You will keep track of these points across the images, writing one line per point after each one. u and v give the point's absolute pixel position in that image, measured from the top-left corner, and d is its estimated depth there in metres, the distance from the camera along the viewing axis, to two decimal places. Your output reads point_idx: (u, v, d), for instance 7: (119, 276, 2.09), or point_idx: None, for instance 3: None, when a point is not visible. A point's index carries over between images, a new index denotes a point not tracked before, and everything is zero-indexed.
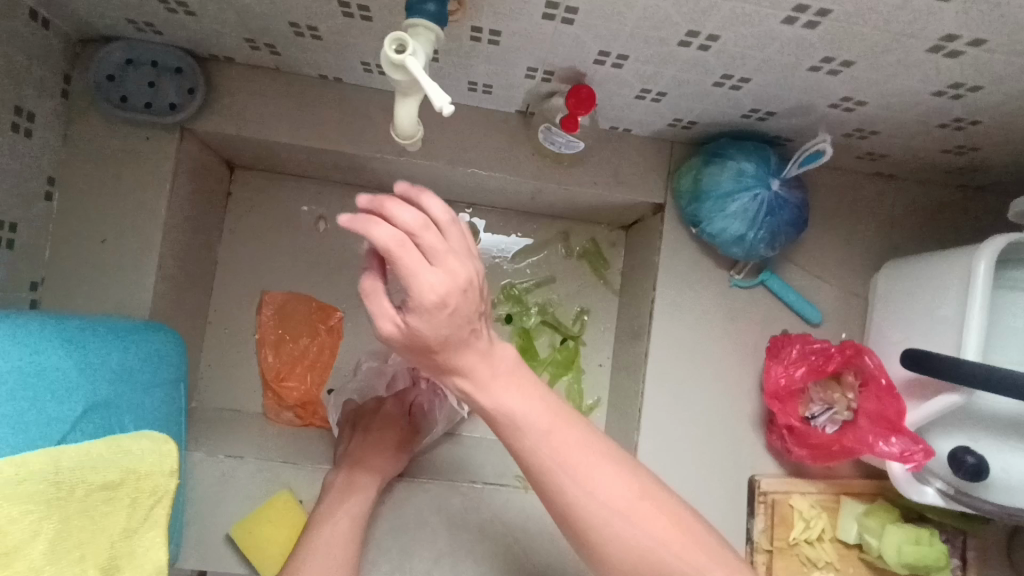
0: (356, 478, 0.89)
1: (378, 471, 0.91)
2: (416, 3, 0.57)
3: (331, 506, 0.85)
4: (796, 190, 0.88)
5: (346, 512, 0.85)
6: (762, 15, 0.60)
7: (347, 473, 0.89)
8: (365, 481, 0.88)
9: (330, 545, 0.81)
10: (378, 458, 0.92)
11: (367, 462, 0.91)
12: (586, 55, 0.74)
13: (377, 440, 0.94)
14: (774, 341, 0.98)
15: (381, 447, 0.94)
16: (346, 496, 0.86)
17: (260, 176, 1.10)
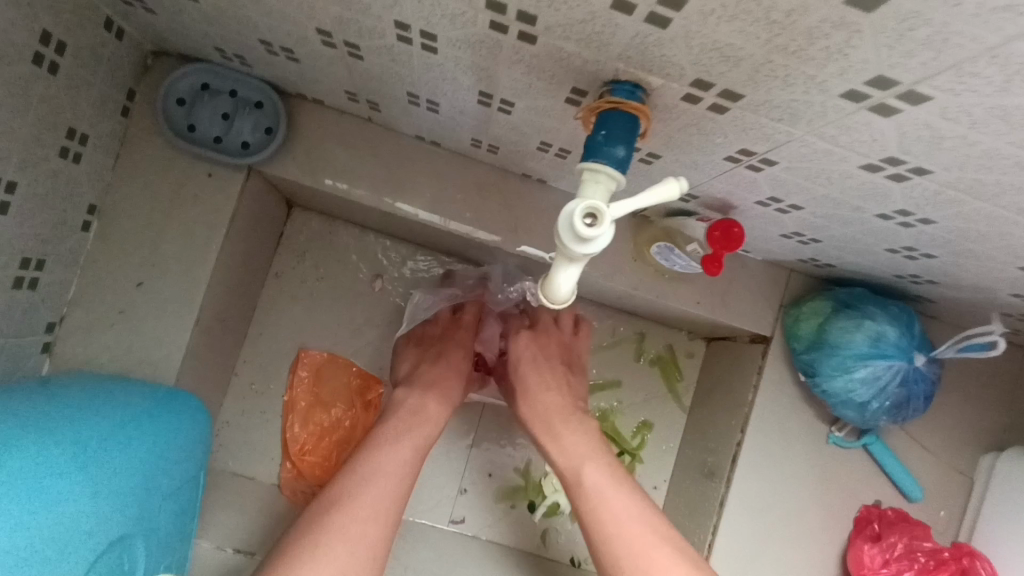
0: (432, 387, 0.85)
1: (451, 391, 0.86)
2: (599, 143, 0.45)
3: (405, 416, 0.80)
4: (935, 364, 0.77)
5: (418, 429, 0.79)
6: (1010, 221, 0.48)
7: (424, 386, 0.85)
8: (443, 399, 0.84)
9: (402, 460, 0.75)
10: (450, 375, 0.88)
11: (442, 372, 0.88)
12: (750, 196, 0.62)
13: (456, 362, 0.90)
14: (868, 517, 0.86)
15: (457, 367, 0.90)
16: (425, 407, 0.82)
17: (321, 220, 0.98)
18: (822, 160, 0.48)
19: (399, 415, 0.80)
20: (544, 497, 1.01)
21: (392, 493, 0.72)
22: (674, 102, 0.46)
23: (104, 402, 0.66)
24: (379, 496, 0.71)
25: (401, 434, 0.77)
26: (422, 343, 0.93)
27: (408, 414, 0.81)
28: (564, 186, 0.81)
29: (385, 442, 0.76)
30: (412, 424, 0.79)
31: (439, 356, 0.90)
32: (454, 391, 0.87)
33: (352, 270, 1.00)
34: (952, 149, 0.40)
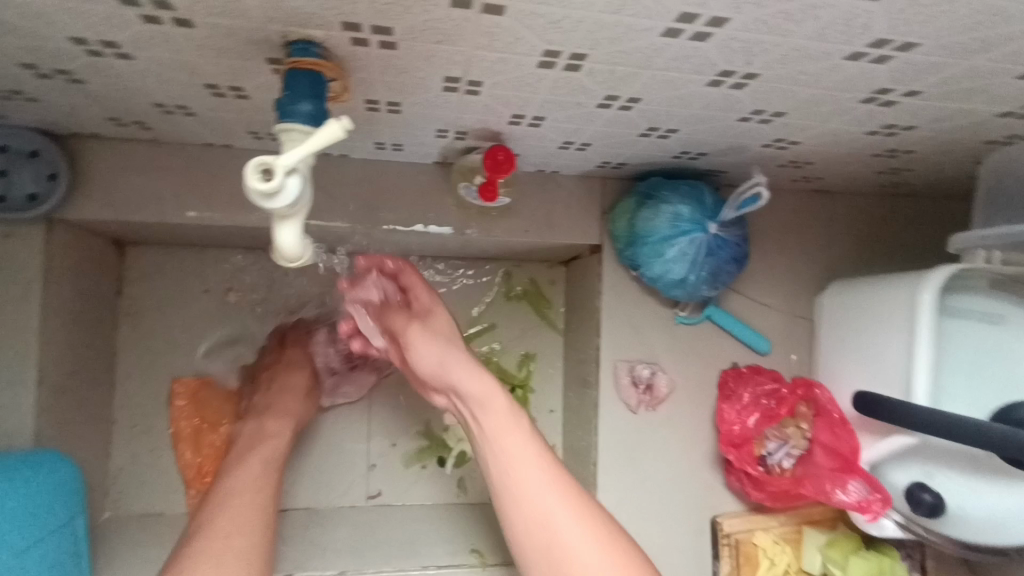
0: (275, 410, 0.89)
1: (285, 436, 0.86)
2: (287, 101, 0.48)
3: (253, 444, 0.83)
4: (734, 227, 0.83)
5: (268, 457, 0.82)
6: (685, 81, 0.53)
7: (268, 420, 0.87)
8: (269, 439, 0.85)
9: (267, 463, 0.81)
10: (285, 413, 0.89)
11: (272, 384, 0.93)
12: (498, 118, 0.66)
13: (280, 407, 0.90)
14: (724, 376, 0.94)
15: (285, 407, 0.90)
16: (270, 429, 0.86)
17: (156, 251, 0.99)
18: (507, 68, 0.52)
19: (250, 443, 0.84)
20: (450, 449, 1.05)
21: (257, 513, 0.74)
22: (351, 48, 0.49)
23: None
24: (221, 514, 0.72)
25: (252, 458, 0.81)
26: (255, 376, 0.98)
27: (253, 452, 0.82)
28: (363, 154, 0.84)
29: (242, 470, 0.79)
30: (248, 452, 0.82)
31: (265, 409, 0.89)
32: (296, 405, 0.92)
33: (203, 291, 1.00)
34: (577, 31, 0.44)
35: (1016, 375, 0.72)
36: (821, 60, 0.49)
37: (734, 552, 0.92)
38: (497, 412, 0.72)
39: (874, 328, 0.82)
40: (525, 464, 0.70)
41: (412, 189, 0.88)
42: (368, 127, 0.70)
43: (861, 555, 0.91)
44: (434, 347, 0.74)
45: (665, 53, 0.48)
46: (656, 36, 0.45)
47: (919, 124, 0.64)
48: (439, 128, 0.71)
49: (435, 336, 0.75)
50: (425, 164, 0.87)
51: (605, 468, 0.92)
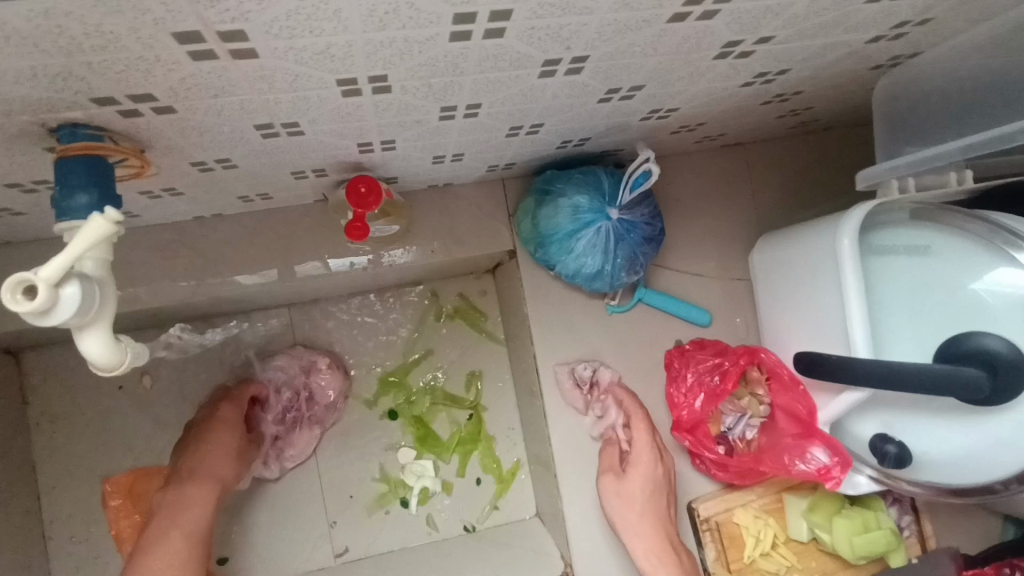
0: (197, 480, 0.75)
1: (210, 507, 0.74)
2: (61, 198, 0.42)
3: (170, 511, 0.71)
4: (640, 206, 0.79)
5: (191, 532, 0.70)
6: (514, 78, 0.48)
7: (193, 486, 0.74)
8: (193, 506, 0.72)
9: (187, 536, 0.69)
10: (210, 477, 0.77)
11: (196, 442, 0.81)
12: (348, 150, 0.61)
13: (206, 471, 0.77)
14: (668, 357, 0.89)
15: (211, 474, 0.77)
16: (193, 497, 0.73)
17: (57, 350, 0.93)
18: (313, 105, 0.47)
19: (171, 511, 0.71)
20: (411, 488, 1.00)
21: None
22: (126, 121, 0.44)
23: None
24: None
25: (169, 532, 0.68)
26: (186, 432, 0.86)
27: (170, 524, 0.69)
28: (238, 209, 0.78)
29: (154, 553, 0.66)
30: (165, 522, 0.69)
31: (190, 473, 0.76)
32: (224, 472, 0.79)
33: (117, 381, 0.94)
34: (356, 56, 0.39)
35: (963, 300, 0.65)
36: (645, 29, 0.44)
37: (717, 536, 0.89)
38: (638, 484, 0.83)
39: (804, 282, 0.78)
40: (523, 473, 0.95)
41: (300, 234, 0.82)
42: (218, 186, 0.65)
43: (845, 514, 0.87)
44: (644, 483, 0.83)
45: (470, 56, 0.43)
46: (446, 43, 0.40)
47: (791, 66, 0.59)
48: (294, 171, 0.65)
49: (637, 462, 0.84)
50: (308, 205, 0.82)
51: (567, 477, 0.88)
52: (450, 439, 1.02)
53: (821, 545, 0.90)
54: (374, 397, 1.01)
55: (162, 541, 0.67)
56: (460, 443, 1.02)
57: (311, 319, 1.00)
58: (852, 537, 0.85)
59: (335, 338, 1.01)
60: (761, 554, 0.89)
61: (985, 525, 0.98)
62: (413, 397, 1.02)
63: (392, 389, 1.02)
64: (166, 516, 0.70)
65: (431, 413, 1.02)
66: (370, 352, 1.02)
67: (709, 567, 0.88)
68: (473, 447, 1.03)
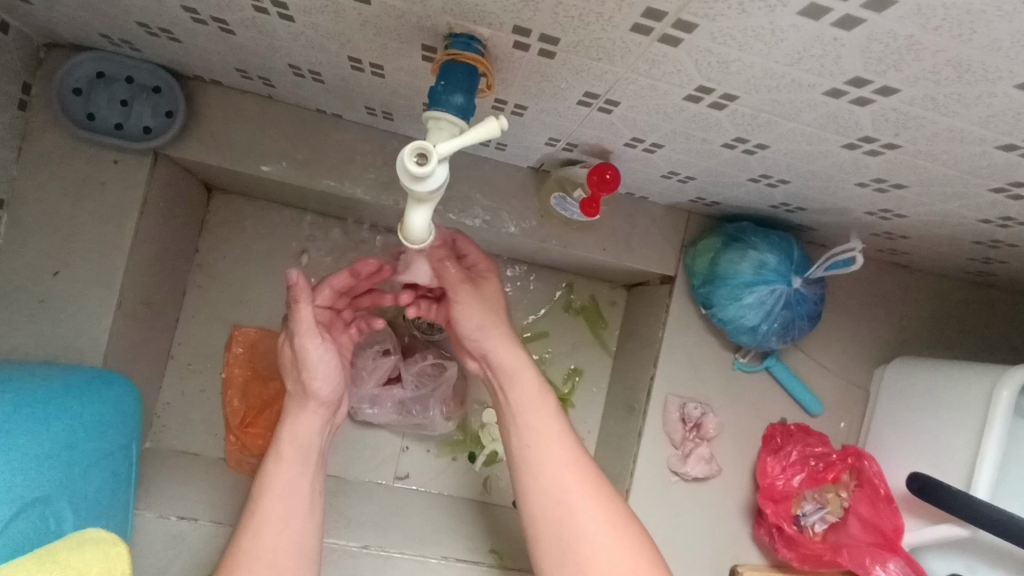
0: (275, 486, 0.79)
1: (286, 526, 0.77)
2: (442, 91, 0.49)
3: (255, 542, 0.75)
4: (816, 285, 0.83)
5: (276, 551, 0.75)
6: (822, 137, 0.54)
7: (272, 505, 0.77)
8: (298, 552, 0.76)
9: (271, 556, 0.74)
10: (287, 498, 0.78)
11: (282, 454, 0.81)
12: (616, 139, 0.67)
13: (280, 490, 0.79)
14: (771, 430, 0.94)
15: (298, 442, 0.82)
16: (272, 535, 0.75)
17: (241, 202, 1.02)
18: (651, 94, 0.53)
19: (244, 544, 0.75)
20: (483, 446, 1.05)
21: None
22: (510, 51, 0.51)
23: (50, 375, 0.70)
24: None
25: (255, 565, 0.73)
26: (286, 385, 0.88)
27: None
28: (465, 146, 0.85)
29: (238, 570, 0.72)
30: (260, 552, 0.74)
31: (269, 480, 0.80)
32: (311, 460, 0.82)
33: (278, 249, 1.03)
34: (739, 74, 0.45)
35: None
36: (972, 144, 0.49)
37: None
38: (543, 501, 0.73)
39: (937, 411, 0.82)
40: (551, 440, 0.75)
41: (502, 189, 0.89)
42: None
43: None
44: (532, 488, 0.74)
45: (817, 109, 0.48)
46: (816, 93, 0.45)
47: None
48: (552, 137, 0.71)
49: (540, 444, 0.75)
50: (521, 167, 0.88)
51: (638, 495, 0.92)
52: None
53: None
54: None
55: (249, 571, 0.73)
56: None
57: None
58: None
59: None
60: None
61: None
62: None
63: None
64: (258, 535, 0.75)
65: None
66: None
67: None
68: None
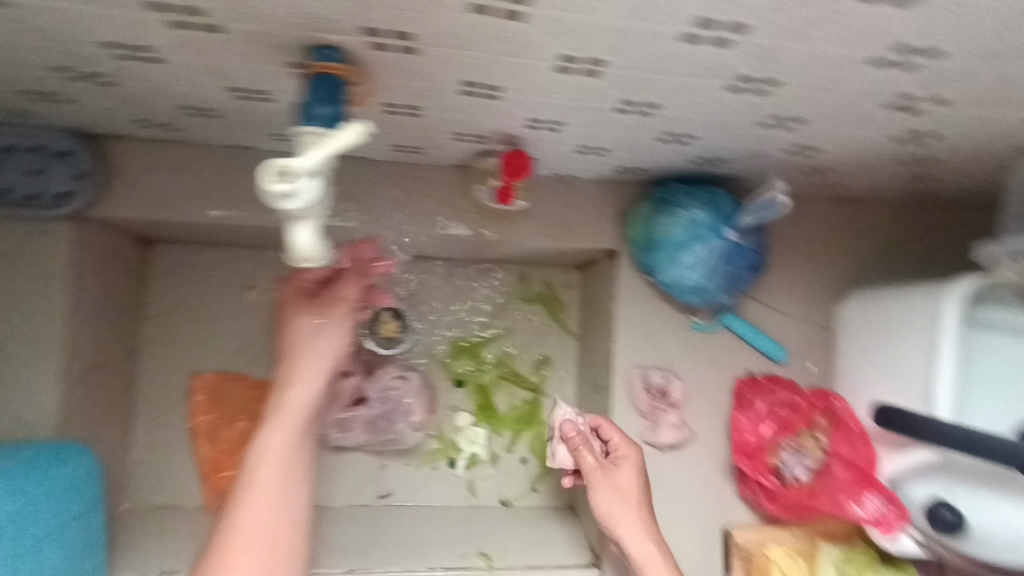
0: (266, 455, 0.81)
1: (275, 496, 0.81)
2: (306, 106, 0.49)
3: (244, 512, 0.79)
4: (751, 234, 0.83)
5: (263, 522, 0.79)
6: (705, 86, 0.53)
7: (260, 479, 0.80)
8: (287, 518, 0.81)
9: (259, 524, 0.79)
10: (277, 468, 0.81)
11: (279, 419, 0.82)
12: (516, 122, 0.66)
13: (271, 459, 0.81)
14: (739, 386, 0.93)
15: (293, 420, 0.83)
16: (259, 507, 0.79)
17: (177, 249, 1.01)
18: (525, 72, 0.52)
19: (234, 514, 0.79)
20: (461, 451, 1.06)
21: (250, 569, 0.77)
22: (371, 53, 0.50)
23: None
24: None
25: (244, 534, 0.78)
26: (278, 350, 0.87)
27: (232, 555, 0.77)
28: (382, 155, 0.84)
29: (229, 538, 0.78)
30: (251, 521, 0.78)
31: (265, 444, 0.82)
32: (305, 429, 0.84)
33: (222, 289, 1.02)
34: (595, 37, 0.44)
35: None
36: (847, 67, 0.48)
37: (746, 563, 0.91)
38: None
39: (893, 338, 0.81)
40: (642, 540, 0.81)
41: (429, 191, 0.88)
42: (388, 129, 0.70)
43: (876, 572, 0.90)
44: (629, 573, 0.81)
45: (685, 59, 0.47)
46: (676, 42, 0.45)
47: (946, 132, 0.63)
48: (457, 131, 0.71)
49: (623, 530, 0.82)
50: (443, 166, 0.87)
51: None
52: (507, 415, 1.07)
53: None
54: (447, 359, 1.06)
55: (240, 540, 0.77)
56: (516, 420, 1.07)
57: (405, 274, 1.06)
58: None
59: (423, 296, 1.07)
60: None
61: None
62: (482, 366, 1.07)
63: (463, 356, 1.07)
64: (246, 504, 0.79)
65: (494, 386, 1.08)
66: (451, 316, 1.07)
67: None
68: (526, 427, 1.08)
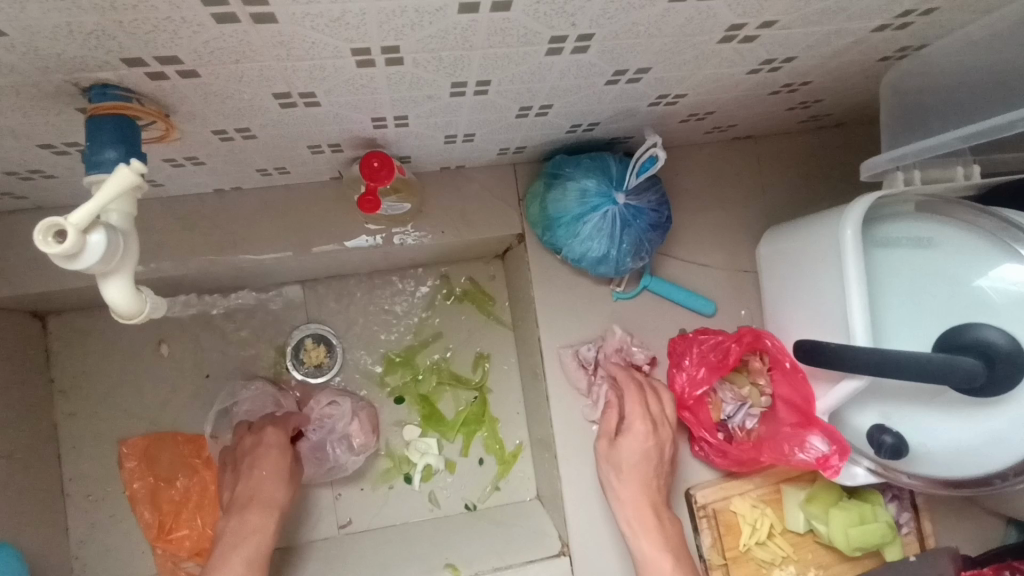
0: (238, 530, 0.78)
1: (254, 553, 0.77)
2: (91, 153, 0.45)
3: None
4: (647, 193, 0.80)
5: None
6: (521, 54, 0.50)
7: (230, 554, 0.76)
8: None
9: None
10: (250, 540, 0.78)
11: (250, 501, 0.82)
12: (361, 125, 0.63)
13: (242, 533, 0.78)
14: (673, 344, 0.90)
15: (263, 498, 0.82)
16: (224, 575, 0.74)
17: (80, 316, 0.97)
18: (329, 75, 0.49)
19: None
20: (415, 465, 1.03)
21: None
22: (153, 84, 0.46)
23: None
24: None
25: None
26: (230, 466, 0.88)
27: None
28: (255, 183, 0.81)
29: None
30: None
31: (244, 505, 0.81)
32: (275, 501, 0.83)
33: (135, 349, 0.98)
34: (368, 25, 0.41)
35: (961, 295, 0.67)
36: (650, 7, 0.45)
37: (714, 523, 0.89)
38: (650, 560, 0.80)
39: (807, 270, 0.79)
40: (619, 509, 0.83)
41: (314, 210, 0.84)
42: (237, 156, 0.67)
43: (840, 506, 0.88)
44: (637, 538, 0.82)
45: (479, 29, 0.45)
46: (455, 15, 0.42)
47: (798, 54, 0.60)
48: (310, 145, 0.67)
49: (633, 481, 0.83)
50: (325, 182, 0.84)
51: (566, 457, 0.89)
52: (455, 419, 1.05)
53: (819, 536, 0.90)
54: (381, 375, 1.04)
55: None
56: (465, 423, 1.05)
57: (323, 298, 1.03)
58: (847, 528, 0.85)
59: (346, 316, 1.04)
60: (756, 542, 0.89)
61: (987, 527, 0.97)
62: (420, 375, 1.05)
63: (399, 368, 1.05)
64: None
65: (436, 392, 1.05)
66: (378, 330, 1.04)
67: (706, 555, 0.89)
68: (477, 427, 1.05)
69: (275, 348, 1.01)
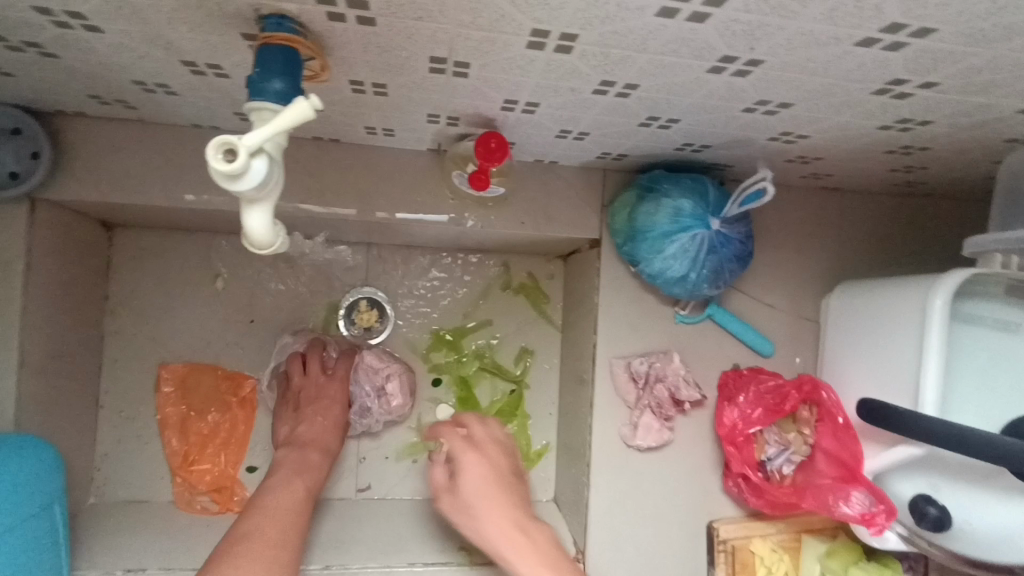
0: (300, 456, 0.86)
1: (319, 472, 0.85)
2: (257, 80, 0.46)
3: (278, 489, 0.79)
4: (737, 224, 0.80)
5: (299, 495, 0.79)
6: (684, 66, 0.50)
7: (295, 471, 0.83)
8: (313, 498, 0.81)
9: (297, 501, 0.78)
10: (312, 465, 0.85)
11: (308, 435, 0.89)
12: (491, 104, 0.63)
13: (300, 462, 0.84)
14: (725, 379, 0.91)
15: (322, 445, 0.89)
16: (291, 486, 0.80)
17: (146, 235, 0.97)
18: (494, 49, 0.49)
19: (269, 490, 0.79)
20: (441, 444, 1.03)
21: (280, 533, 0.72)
22: (327, 24, 0.46)
23: None
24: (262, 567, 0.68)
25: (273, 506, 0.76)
26: (287, 403, 0.94)
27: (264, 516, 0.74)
28: (355, 139, 0.81)
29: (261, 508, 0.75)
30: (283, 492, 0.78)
31: (305, 442, 0.88)
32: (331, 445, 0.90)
33: (193, 277, 0.99)
34: (563, 9, 0.41)
35: None
36: (832, 46, 0.45)
37: (731, 559, 0.90)
38: None
39: (881, 331, 0.79)
40: None
41: (405, 177, 0.84)
42: (356, 110, 0.67)
43: (860, 566, 0.90)
44: None
45: (662, 34, 0.45)
46: (649, 16, 0.42)
47: (936, 118, 0.60)
48: (430, 113, 0.68)
49: None
50: (421, 152, 0.84)
51: (599, 468, 0.89)
52: (489, 408, 1.05)
53: None
54: (425, 350, 1.04)
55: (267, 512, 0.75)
56: (497, 413, 1.05)
57: (383, 263, 1.03)
58: None
59: (402, 286, 1.04)
60: None
61: None
62: (462, 357, 1.05)
63: (444, 347, 1.05)
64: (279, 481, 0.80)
65: (474, 377, 1.05)
66: (431, 306, 1.05)
67: None
68: (508, 419, 1.05)
69: (328, 304, 1.02)
